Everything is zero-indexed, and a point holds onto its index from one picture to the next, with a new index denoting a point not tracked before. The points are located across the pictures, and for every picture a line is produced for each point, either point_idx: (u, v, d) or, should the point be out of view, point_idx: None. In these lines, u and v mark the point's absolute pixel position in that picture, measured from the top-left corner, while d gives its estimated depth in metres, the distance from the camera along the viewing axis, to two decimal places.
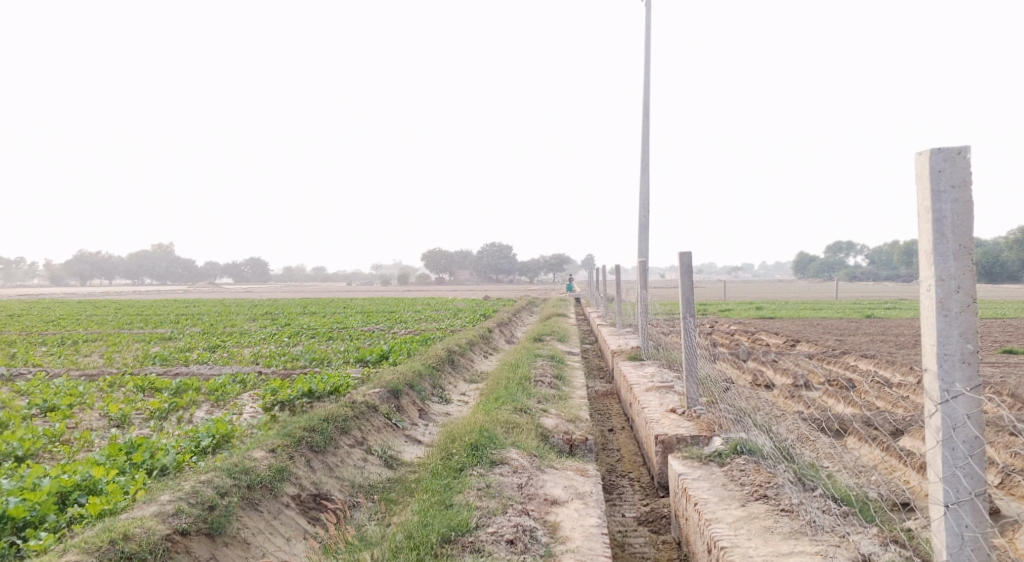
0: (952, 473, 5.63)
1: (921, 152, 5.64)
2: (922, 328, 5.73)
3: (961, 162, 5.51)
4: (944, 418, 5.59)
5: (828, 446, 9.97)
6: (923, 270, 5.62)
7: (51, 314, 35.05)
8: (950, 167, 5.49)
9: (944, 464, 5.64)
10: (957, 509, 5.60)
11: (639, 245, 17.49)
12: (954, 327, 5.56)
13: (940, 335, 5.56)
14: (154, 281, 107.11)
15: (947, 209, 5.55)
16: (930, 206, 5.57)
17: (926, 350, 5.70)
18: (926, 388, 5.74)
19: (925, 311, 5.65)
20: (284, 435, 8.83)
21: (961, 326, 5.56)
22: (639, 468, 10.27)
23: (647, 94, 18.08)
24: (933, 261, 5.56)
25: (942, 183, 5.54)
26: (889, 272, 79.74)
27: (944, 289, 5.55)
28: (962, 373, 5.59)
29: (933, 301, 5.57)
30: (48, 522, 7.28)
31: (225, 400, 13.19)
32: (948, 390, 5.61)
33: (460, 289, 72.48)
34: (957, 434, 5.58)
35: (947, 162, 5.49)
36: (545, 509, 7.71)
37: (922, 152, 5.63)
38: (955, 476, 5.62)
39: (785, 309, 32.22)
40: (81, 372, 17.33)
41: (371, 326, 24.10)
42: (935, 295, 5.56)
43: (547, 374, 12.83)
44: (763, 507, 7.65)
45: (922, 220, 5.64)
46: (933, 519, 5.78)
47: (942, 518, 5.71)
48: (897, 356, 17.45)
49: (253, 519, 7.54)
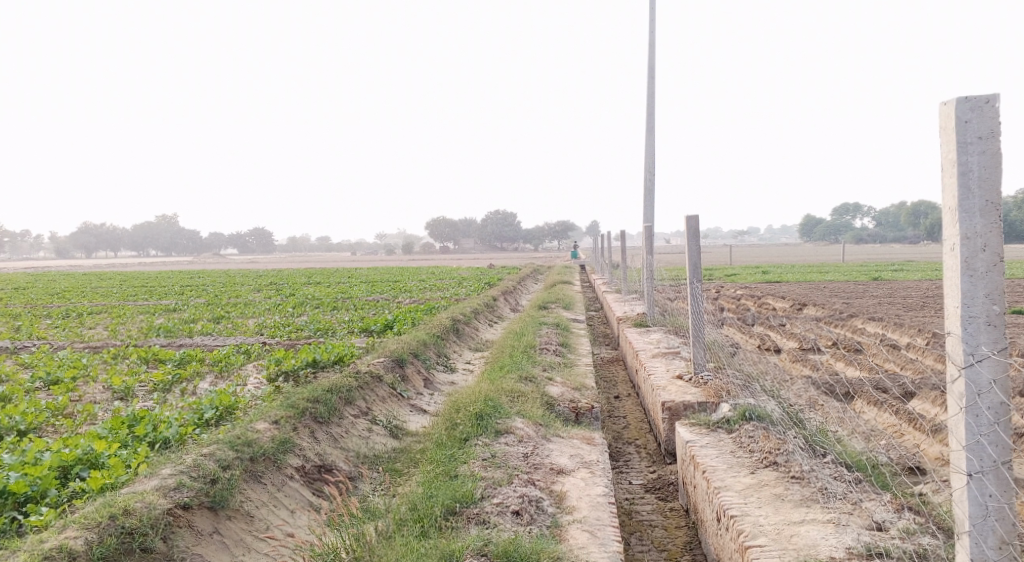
0: (976, 441, 5.46)
1: (946, 102, 5.45)
2: (945, 290, 5.56)
3: (989, 112, 5.32)
4: (969, 384, 5.43)
5: (836, 411, 9.87)
6: (948, 228, 5.44)
7: (57, 286, 35.07)
8: (978, 117, 5.30)
9: (967, 432, 5.47)
10: (981, 479, 5.44)
11: (644, 209, 17.32)
12: (979, 287, 5.39)
13: (965, 297, 5.39)
14: (159, 252, 107.17)
15: (974, 161, 5.36)
16: (956, 159, 5.39)
17: (949, 313, 5.54)
18: (950, 352, 5.57)
19: (949, 271, 5.48)
20: (288, 406, 8.74)
21: (987, 287, 5.39)
22: (646, 435, 10.19)
23: (651, 55, 17.82)
24: (958, 219, 5.38)
25: (969, 135, 5.35)
26: (896, 234, 79.34)
27: (969, 248, 5.38)
28: (987, 336, 5.42)
29: (957, 260, 5.40)
30: (49, 497, 7.21)
31: (229, 371, 13.12)
32: (972, 353, 5.45)
33: (466, 257, 72.42)
34: (982, 400, 5.42)
35: (974, 112, 5.30)
36: (551, 478, 7.61)
37: (947, 103, 5.44)
38: (980, 444, 5.46)
39: (793, 272, 32.07)
40: (85, 344, 17.27)
41: (376, 295, 24.01)
42: (959, 254, 5.39)
43: (553, 342, 12.73)
44: (773, 475, 7.55)
45: (947, 174, 5.45)
46: (956, 488, 5.63)
47: (965, 487, 5.56)
48: (905, 318, 17.31)
49: (256, 492, 7.47)
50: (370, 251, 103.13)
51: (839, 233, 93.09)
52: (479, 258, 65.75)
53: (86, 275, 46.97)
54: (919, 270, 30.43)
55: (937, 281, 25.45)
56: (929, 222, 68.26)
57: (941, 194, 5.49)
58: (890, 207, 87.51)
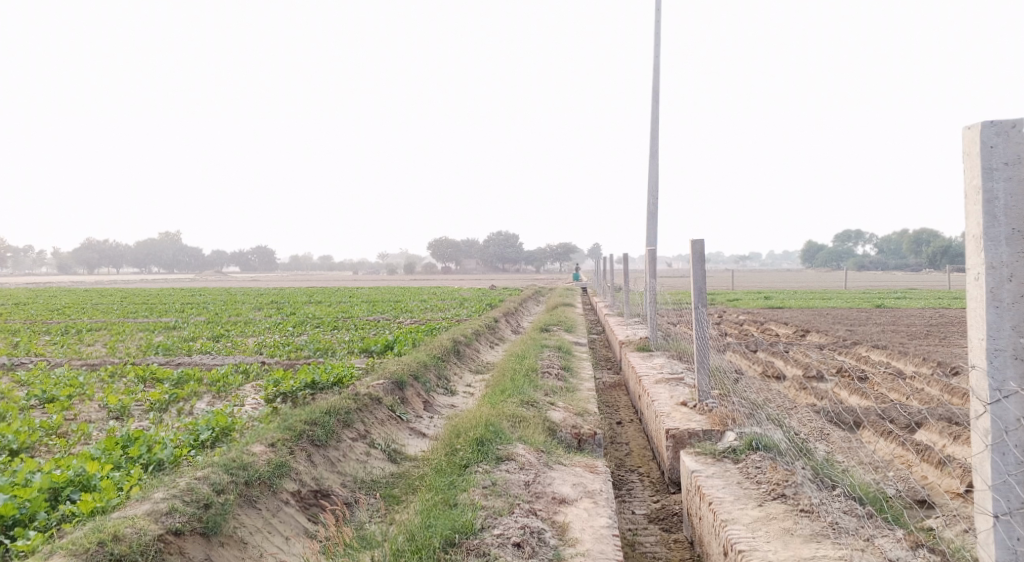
0: (1003, 481, 5.39)
1: (970, 127, 5.43)
2: (969, 322, 5.51)
3: (1015, 137, 5.30)
4: (995, 420, 5.38)
5: (841, 441, 9.69)
6: (973, 256, 5.39)
7: (57, 302, 34.93)
8: (1004, 142, 5.28)
9: (994, 471, 5.41)
10: (1009, 519, 5.35)
11: (647, 233, 17.20)
12: (1005, 319, 5.34)
13: (991, 329, 5.34)
14: (161, 269, 107.06)
15: (999, 188, 5.32)
16: (981, 185, 5.35)
17: (974, 345, 5.48)
18: (975, 388, 5.52)
19: (974, 302, 5.44)
20: (285, 429, 8.57)
21: (1013, 318, 5.34)
22: (649, 463, 10.00)
23: (655, 78, 17.75)
24: (984, 247, 5.34)
25: (994, 161, 5.32)
26: (898, 261, 79.16)
27: (995, 277, 5.33)
28: (1014, 371, 5.36)
29: (983, 290, 5.35)
30: (37, 520, 7.04)
31: (227, 391, 12.94)
32: (999, 389, 5.39)
33: (467, 278, 72.29)
34: (1010, 437, 5.36)
35: (1001, 137, 5.28)
36: (553, 508, 7.44)
37: (972, 127, 5.42)
38: (1007, 484, 5.39)
39: (795, 298, 31.89)
40: (82, 361, 17.10)
41: (376, 315, 23.85)
42: (985, 284, 5.34)
43: (555, 365, 12.57)
44: (782, 508, 7.38)
45: (972, 201, 5.41)
46: (982, 531, 5.54)
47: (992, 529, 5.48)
48: (909, 346, 17.13)
49: (250, 518, 7.30)
50: (372, 271, 102.99)
51: (842, 259, 92.97)
52: (481, 280, 65.64)
53: (87, 291, 46.83)
54: (921, 297, 30.27)
55: (939, 309, 25.27)
56: (932, 249, 68.17)
57: (965, 221, 5.45)
58: (892, 234, 87.42)
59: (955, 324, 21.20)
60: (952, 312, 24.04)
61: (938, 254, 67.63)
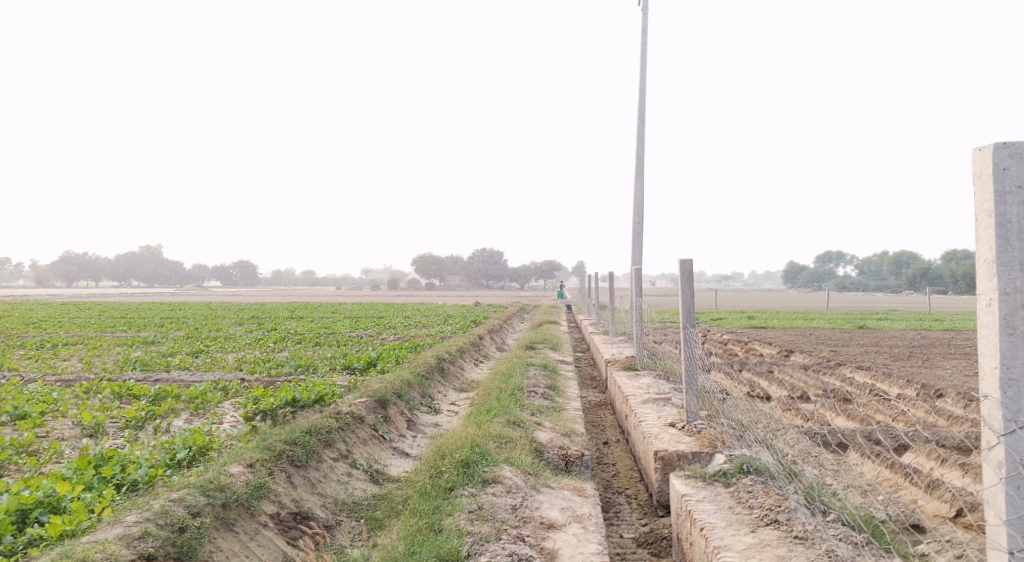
0: (1018, 515, 5.39)
1: (981, 148, 5.45)
2: (981, 350, 5.52)
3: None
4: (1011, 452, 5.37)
5: (831, 463, 9.51)
6: (986, 282, 5.41)
7: (35, 316, 34.39)
8: (1016, 165, 5.31)
9: (1010, 505, 5.40)
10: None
11: (633, 252, 17.05)
12: (1019, 347, 5.35)
13: (1006, 358, 5.34)
14: (142, 283, 106.19)
15: (1011, 212, 5.35)
16: (992, 209, 5.38)
17: (986, 374, 5.49)
18: (987, 419, 5.52)
19: (987, 330, 5.45)
20: (264, 448, 8.32)
21: None
22: (636, 485, 9.80)
23: (642, 98, 17.65)
24: (997, 272, 5.35)
25: (1007, 184, 5.34)
26: (879, 282, 79.44)
27: (1008, 303, 5.35)
28: None
29: (997, 317, 5.36)
30: (3, 544, 6.79)
31: (205, 409, 12.67)
32: (1013, 420, 5.40)
33: (450, 295, 72.00)
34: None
35: (1014, 159, 5.30)
36: (541, 534, 7.23)
37: (983, 149, 5.44)
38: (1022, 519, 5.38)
39: (779, 318, 31.82)
40: (57, 377, 16.76)
41: (358, 332, 23.58)
42: (999, 311, 5.36)
43: (541, 384, 12.36)
44: (775, 535, 7.21)
45: (984, 224, 5.44)
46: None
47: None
48: (894, 367, 17.02)
49: (227, 542, 7.06)
50: (355, 287, 102.52)
51: (824, 279, 93.32)
52: (464, 297, 65.40)
53: (67, 304, 46.41)
54: (903, 319, 30.23)
55: (923, 330, 25.23)
56: (913, 271, 68.46)
57: (976, 244, 5.48)
58: (873, 255, 87.82)
59: (939, 346, 21.13)
60: (935, 333, 24.00)
61: (919, 275, 67.95)
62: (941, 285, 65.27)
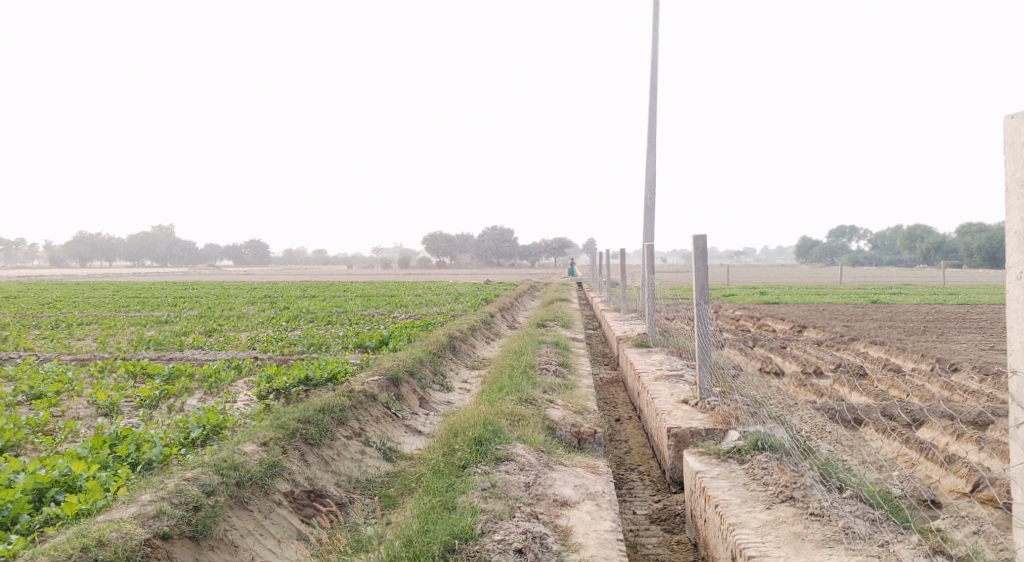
0: None
1: (1013, 116, 5.43)
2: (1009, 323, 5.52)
3: None
4: None
5: (844, 439, 9.47)
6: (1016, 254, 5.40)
7: (49, 296, 34.56)
8: None
9: None
10: None
11: (645, 228, 16.98)
12: None
13: None
14: (155, 263, 106.48)
15: None
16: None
17: (1015, 348, 5.48)
18: (1014, 393, 5.53)
19: (1015, 302, 5.45)
20: (277, 427, 8.34)
21: None
22: (649, 461, 9.79)
23: (653, 74, 17.52)
24: None
25: None
26: (892, 257, 79.01)
27: None
28: None
29: None
30: (20, 523, 6.83)
31: (219, 387, 12.71)
32: None
33: (462, 272, 71.95)
34: None
35: None
36: (554, 511, 7.23)
37: (1014, 118, 5.42)
38: None
39: (791, 293, 31.70)
40: (72, 356, 16.86)
41: (370, 310, 23.60)
42: None
43: (553, 362, 12.35)
44: (791, 512, 7.20)
45: (1013, 196, 5.42)
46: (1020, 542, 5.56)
47: None
48: (908, 342, 16.94)
49: (242, 520, 7.08)
50: (366, 266, 102.61)
51: (837, 254, 92.95)
52: (477, 274, 65.39)
53: (80, 284, 46.64)
54: (917, 294, 30.06)
55: (936, 305, 25.09)
56: (927, 245, 68.08)
57: (1006, 215, 5.45)
58: (886, 230, 87.39)
59: (952, 320, 21.01)
60: (948, 308, 23.88)
61: (933, 249, 67.57)
62: (955, 259, 64.91)
